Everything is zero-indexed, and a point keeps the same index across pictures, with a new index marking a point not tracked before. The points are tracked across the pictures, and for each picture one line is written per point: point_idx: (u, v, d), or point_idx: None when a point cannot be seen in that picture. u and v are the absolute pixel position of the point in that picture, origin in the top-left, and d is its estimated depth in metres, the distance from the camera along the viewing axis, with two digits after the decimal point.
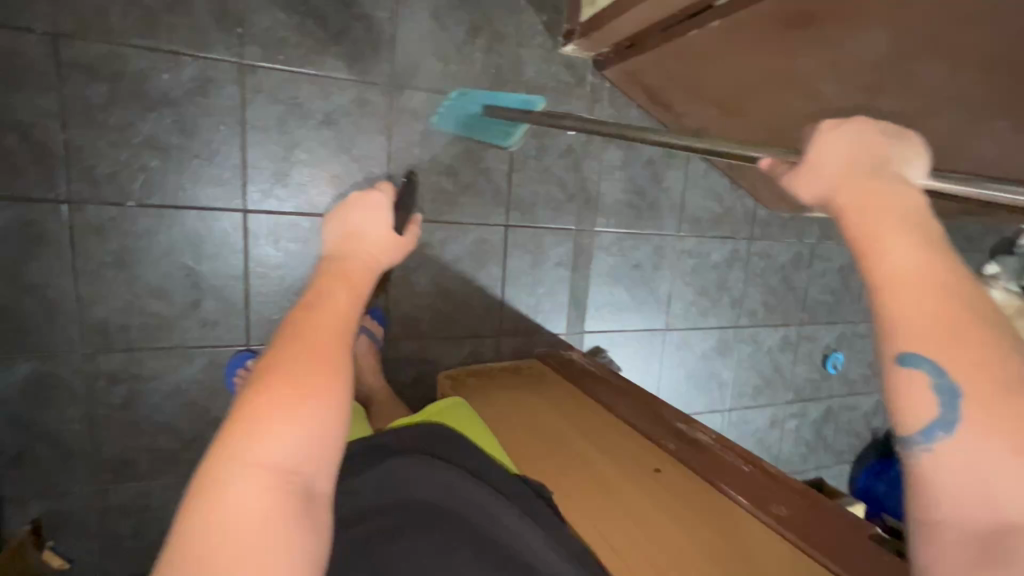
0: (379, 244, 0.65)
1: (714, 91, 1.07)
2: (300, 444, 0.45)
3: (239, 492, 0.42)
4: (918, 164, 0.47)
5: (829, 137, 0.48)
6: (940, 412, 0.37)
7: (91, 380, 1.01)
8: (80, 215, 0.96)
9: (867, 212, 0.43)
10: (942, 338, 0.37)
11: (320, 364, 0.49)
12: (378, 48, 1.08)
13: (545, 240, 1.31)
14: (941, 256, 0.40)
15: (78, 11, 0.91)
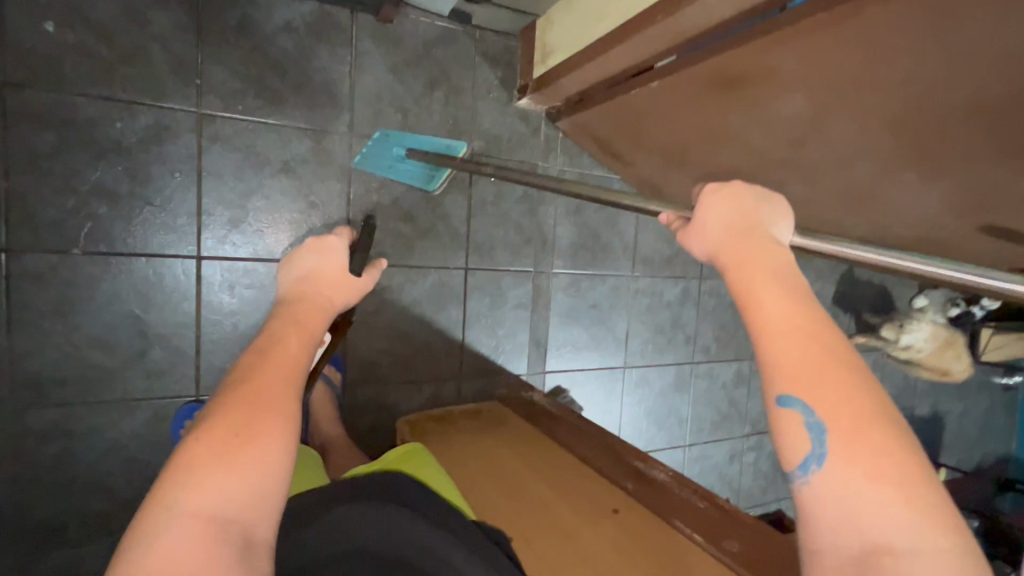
0: (336, 287, 0.67)
1: (655, 144, 1.15)
2: (240, 492, 0.44)
3: (171, 544, 0.40)
4: (784, 226, 0.54)
5: (711, 202, 0.55)
6: (811, 447, 0.41)
7: (20, 439, 0.95)
8: (19, 264, 0.92)
9: (746, 269, 0.49)
10: (809, 380, 0.43)
11: (265, 410, 0.48)
12: (337, 99, 1.11)
13: (504, 282, 1.33)
14: (804, 307, 0.46)
15: (28, 60, 0.90)
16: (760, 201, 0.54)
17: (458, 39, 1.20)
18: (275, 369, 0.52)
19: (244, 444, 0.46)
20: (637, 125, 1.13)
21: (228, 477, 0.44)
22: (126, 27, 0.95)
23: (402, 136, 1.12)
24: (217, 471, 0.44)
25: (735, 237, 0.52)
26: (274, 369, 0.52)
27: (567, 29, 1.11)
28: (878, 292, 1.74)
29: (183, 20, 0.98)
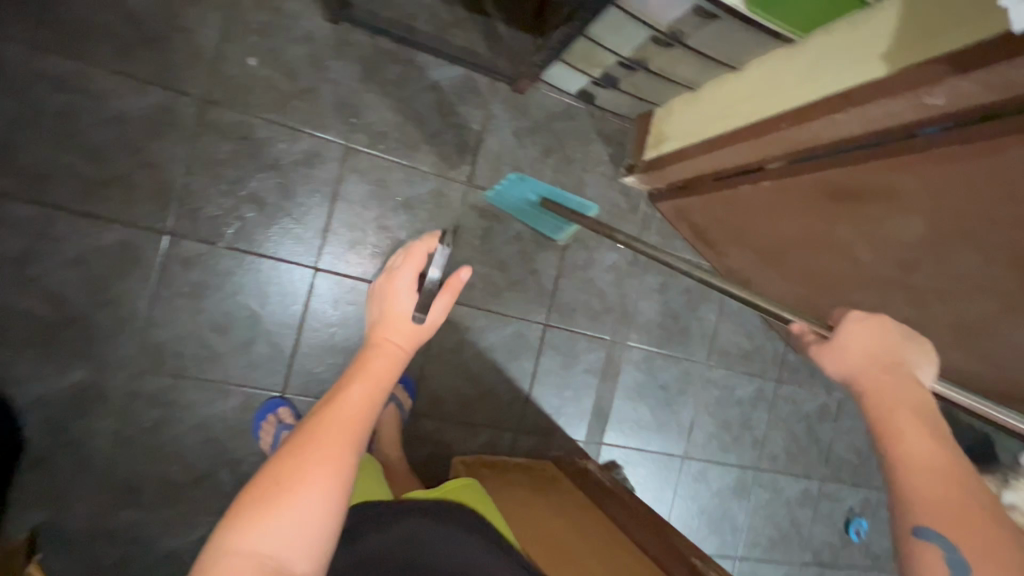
0: (407, 336, 0.76)
1: (753, 242, 1.16)
2: (278, 533, 0.57)
3: (225, 569, 0.55)
4: (929, 369, 0.59)
5: (856, 327, 0.59)
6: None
7: (130, 399, 1.05)
8: (175, 247, 1.06)
9: (886, 404, 0.54)
10: (956, 525, 0.46)
11: (321, 452, 0.62)
12: (463, 152, 1.23)
13: (578, 344, 1.35)
14: (943, 449, 0.51)
15: (228, 84, 1.08)
16: (907, 338, 0.59)
17: (578, 116, 1.31)
18: (331, 422, 0.65)
19: (286, 492, 0.58)
20: (739, 223, 1.16)
21: (269, 522, 0.57)
22: (308, 69, 1.12)
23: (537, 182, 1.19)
24: (260, 516, 0.57)
25: (879, 364, 0.57)
26: (329, 421, 0.65)
27: (684, 122, 1.17)
28: (976, 436, 1.59)
29: (354, 69, 1.15)
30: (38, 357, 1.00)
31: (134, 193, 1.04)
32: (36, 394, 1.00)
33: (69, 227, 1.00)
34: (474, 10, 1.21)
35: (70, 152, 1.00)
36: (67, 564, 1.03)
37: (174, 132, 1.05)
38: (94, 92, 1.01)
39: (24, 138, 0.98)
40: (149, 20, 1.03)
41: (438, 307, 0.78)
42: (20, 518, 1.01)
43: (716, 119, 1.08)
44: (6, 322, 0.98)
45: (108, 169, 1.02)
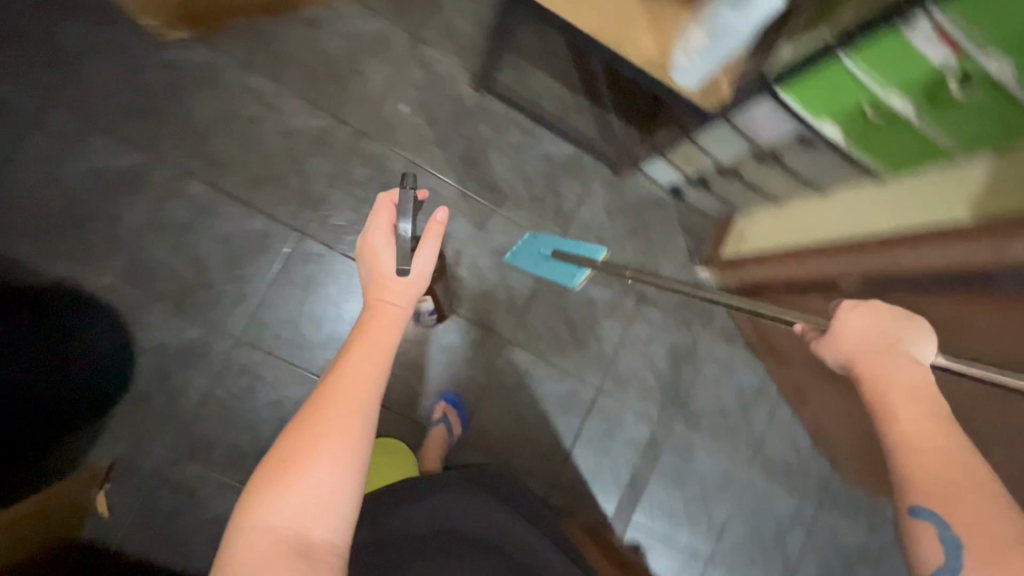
0: (398, 288, 0.75)
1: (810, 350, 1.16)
2: (290, 510, 0.57)
3: (248, 546, 0.56)
4: (927, 345, 0.57)
5: (848, 315, 0.61)
6: (946, 560, 0.46)
7: (226, 365, 1.17)
8: (302, 244, 1.21)
9: (880, 381, 0.54)
10: (940, 497, 0.47)
11: (323, 427, 0.60)
12: (559, 216, 1.37)
13: (626, 416, 1.39)
14: (945, 428, 0.50)
15: (381, 121, 1.27)
16: (898, 320, 0.58)
17: (666, 207, 1.44)
18: (331, 397, 0.62)
19: (291, 473, 0.58)
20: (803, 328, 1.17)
21: (279, 500, 0.57)
22: (447, 123, 1.31)
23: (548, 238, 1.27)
24: (271, 494, 0.57)
25: (873, 354, 0.57)
26: (328, 395, 0.62)
27: (767, 232, 1.26)
28: None
29: (484, 130, 1.34)
30: (167, 310, 1.15)
31: (283, 193, 1.21)
32: (155, 341, 1.14)
33: (227, 209, 1.19)
34: (595, 100, 1.38)
35: (245, 150, 1.20)
36: (129, 501, 1.12)
37: (328, 151, 1.24)
38: (279, 108, 1.22)
39: (216, 133, 1.19)
40: (336, 62, 1.25)
41: (424, 256, 0.77)
42: (106, 447, 1.11)
43: (801, 232, 1.16)
44: (153, 275, 1.15)
45: (270, 170, 1.21)
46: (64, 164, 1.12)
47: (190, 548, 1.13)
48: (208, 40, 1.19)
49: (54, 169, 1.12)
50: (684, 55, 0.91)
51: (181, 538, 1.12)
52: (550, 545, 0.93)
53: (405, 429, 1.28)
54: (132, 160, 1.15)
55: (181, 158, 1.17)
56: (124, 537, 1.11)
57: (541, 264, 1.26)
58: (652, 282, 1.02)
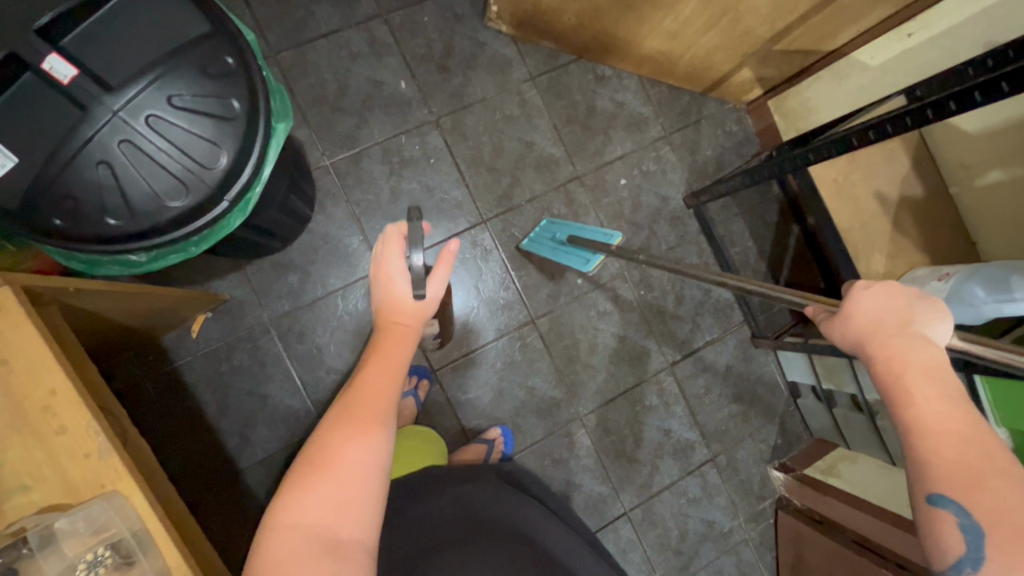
0: (413, 309, 0.75)
1: None
2: (320, 506, 0.55)
3: (276, 546, 0.54)
4: (941, 325, 0.53)
5: (863, 295, 0.56)
6: (967, 549, 0.46)
7: (360, 283, 1.25)
8: (480, 231, 1.32)
9: (895, 365, 0.52)
10: (961, 486, 0.46)
11: (352, 425, 0.60)
12: (685, 344, 1.41)
13: (633, 552, 1.35)
14: (963, 413, 0.50)
15: (600, 179, 1.39)
16: (914, 298, 0.55)
17: (777, 397, 1.45)
18: (353, 400, 0.63)
19: (319, 476, 0.57)
20: None
21: (308, 498, 0.55)
22: (646, 213, 1.41)
23: (565, 224, 1.28)
24: (303, 491, 0.56)
25: (884, 335, 0.54)
26: (351, 399, 0.64)
27: (865, 478, 1.23)
28: None
29: (671, 237, 1.42)
30: (348, 211, 1.26)
31: (493, 185, 1.33)
32: (323, 229, 1.24)
33: (444, 169, 1.31)
34: (772, 273, 1.46)
35: (488, 136, 1.34)
36: (215, 338, 1.18)
37: (546, 175, 1.36)
38: (532, 122, 1.36)
39: (476, 110, 1.33)
40: (597, 116, 1.39)
41: (437, 279, 0.76)
42: (231, 283, 1.20)
43: (887, 499, 1.13)
44: (359, 180, 1.27)
45: (495, 161, 1.34)
46: (359, 63, 1.29)
47: (231, 408, 1.17)
48: (518, 43, 1.36)
49: (349, 62, 1.28)
50: None
51: (229, 395, 1.18)
52: (563, 530, 0.86)
53: (451, 432, 1.30)
54: (406, 90, 1.30)
55: (440, 111, 1.32)
56: (190, 362, 1.17)
57: (555, 250, 1.24)
58: (658, 264, 0.96)
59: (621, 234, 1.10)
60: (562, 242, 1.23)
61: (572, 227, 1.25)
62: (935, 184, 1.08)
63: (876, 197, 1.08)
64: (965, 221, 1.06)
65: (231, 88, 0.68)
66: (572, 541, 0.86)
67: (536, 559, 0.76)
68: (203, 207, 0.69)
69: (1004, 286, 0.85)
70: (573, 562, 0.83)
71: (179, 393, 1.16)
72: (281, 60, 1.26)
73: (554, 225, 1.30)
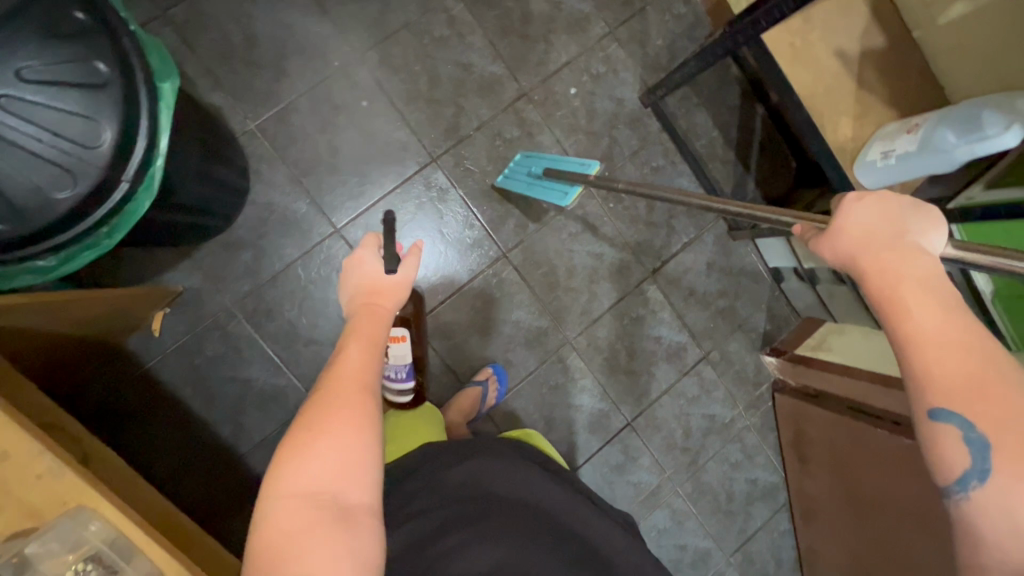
0: (389, 292, 0.74)
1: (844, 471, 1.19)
2: (321, 474, 0.57)
3: (282, 515, 0.55)
4: (934, 234, 0.52)
5: (853, 207, 0.54)
6: (973, 463, 0.45)
7: (318, 248, 1.19)
8: (432, 171, 1.24)
9: (888, 277, 0.50)
10: (966, 399, 0.45)
11: (340, 405, 0.61)
12: (665, 249, 1.38)
13: (642, 458, 1.40)
14: (959, 322, 0.47)
15: (549, 92, 1.29)
16: (909, 208, 0.53)
17: (761, 284, 1.45)
18: (337, 377, 0.64)
19: (318, 445, 0.58)
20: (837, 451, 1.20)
21: (311, 462, 0.57)
22: (603, 120, 1.33)
23: (540, 157, 1.22)
24: (301, 460, 0.57)
25: (880, 246, 0.52)
26: (333, 377, 0.64)
27: (853, 346, 1.25)
28: None
29: (634, 142, 1.35)
30: (288, 175, 1.17)
31: (436, 119, 1.24)
32: (266, 198, 1.16)
33: (380, 110, 1.21)
34: (742, 160, 1.40)
35: (421, 65, 1.23)
36: (180, 332, 1.13)
37: (491, 98, 1.26)
38: (465, 40, 1.25)
39: (402, 38, 1.22)
40: (533, 22, 1.28)
41: (409, 263, 0.75)
42: (182, 273, 1.13)
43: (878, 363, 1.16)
44: (292, 139, 1.17)
45: (433, 92, 1.24)
46: (261, 6, 1.15)
47: (216, 398, 1.14)
48: None
49: (251, 6, 1.15)
50: (881, 154, 0.93)
51: (211, 385, 1.14)
52: (574, 495, 0.79)
53: (446, 380, 1.28)
54: (320, 29, 1.18)
55: (362, 46, 1.20)
56: (163, 361, 1.13)
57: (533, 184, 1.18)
58: (641, 191, 0.91)
59: (598, 162, 1.07)
60: (537, 174, 1.17)
61: (550, 158, 1.19)
62: (898, 32, 1.01)
63: (837, 56, 1.01)
64: (930, 64, 1.00)
65: (91, 48, 0.62)
66: (586, 508, 0.78)
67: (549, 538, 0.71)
68: (102, 192, 0.63)
69: (979, 129, 0.82)
70: (589, 532, 0.76)
71: (158, 393, 1.12)
72: (172, 17, 1.12)
73: (531, 158, 1.23)
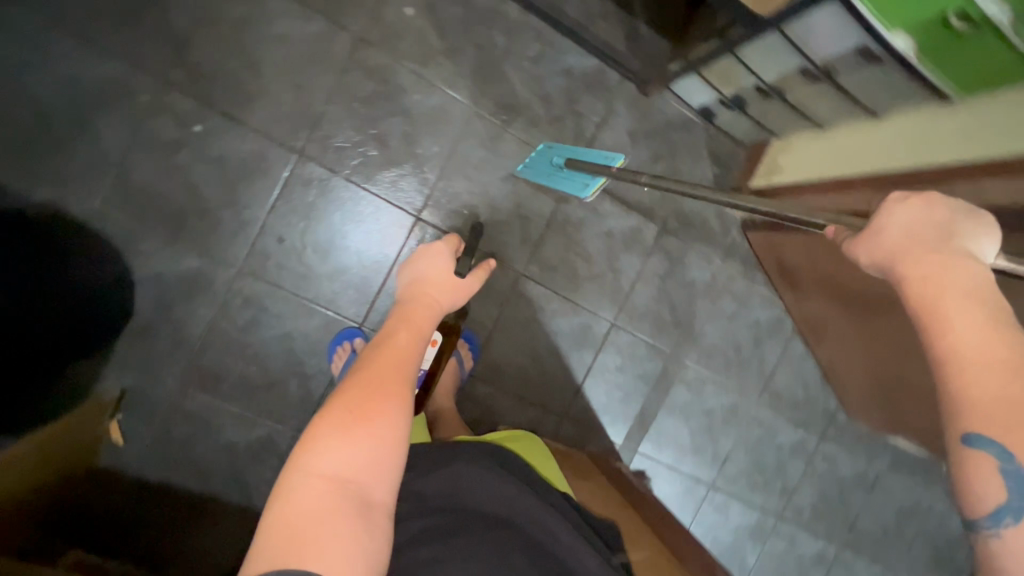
0: (445, 290, 0.81)
1: (835, 286, 1.15)
2: (353, 460, 0.58)
3: (306, 493, 0.56)
4: (985, 243, 0.50)
5: (897, 210, 0.52)
6: (1009, 499, 0.42)
7: (231, 295, 1.12)
8: (302, 167, 1.12)
9: (930, 285, 0.47)
10: (1007, 424, 0.41)
11: (381, 394, 0.63)
12: (579, 139, 1.27)
13: (639, 350, 1.38)
14: (1007, 337, 0.44)
15: (383, 29, 1.13)
16: (961, 213, 0.50)
17: (693, 131, 1.33)
18: (383, 363, 0.67)
19: (357, 433, 0.59)
20: (821, 267, 1.16)
21: (346, 448, 0.59)
22: (455, 30, 1.17)
23: (562, 147, 1.17)
24: (335, 443, 0.58)
25: (926, 250, 0.49)
26: (377, 362, 0.67)
27: (803, 158, 1.18)
28: None
29: (499, 40, 1.19)
30: (161, 238, 1.08)
31: (280, 111, 1.10)
32: (152, 270, 1.08)
33: (216, 128, 1.08)
34: (622, 7, 1.24)
35: (234, 60, 1.08)
36: (142, 430, 1.11)
37: (325, 61, 1.11)
38: (267, 9, 1.08)
39: (200, 39, 1.06)
40: None
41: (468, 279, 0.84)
42: (114, 376, 1.09)
43: (846, 163, 1.07)
44: (143, 199, 1.07)
45: (261, 84, 1.09)
46: (33, 73, 1.01)
47: (211, 473, 1.15)
48: None
49: (22, 79, 1.01)
50: None
51: (201, 464, 1.14)
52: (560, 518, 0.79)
53: None
54: (107, 69, 1.03)
55: (163, 67, 1.05)
56: (142, 461, 1.12)
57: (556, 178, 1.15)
58: (666, 185, 0.88)
59: (621, 155, 0.98)
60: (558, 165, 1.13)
61: (569, 148, 1.13)
62: None
63: None
64: None
65: None
66: (564, 529, 0.77)
67: (524, 559, 0.72)
68: None
69: None
70: (565, 554, 0.76)
71: (152, 490, 1.13)
72: None
73: (551, 150, 1.19)
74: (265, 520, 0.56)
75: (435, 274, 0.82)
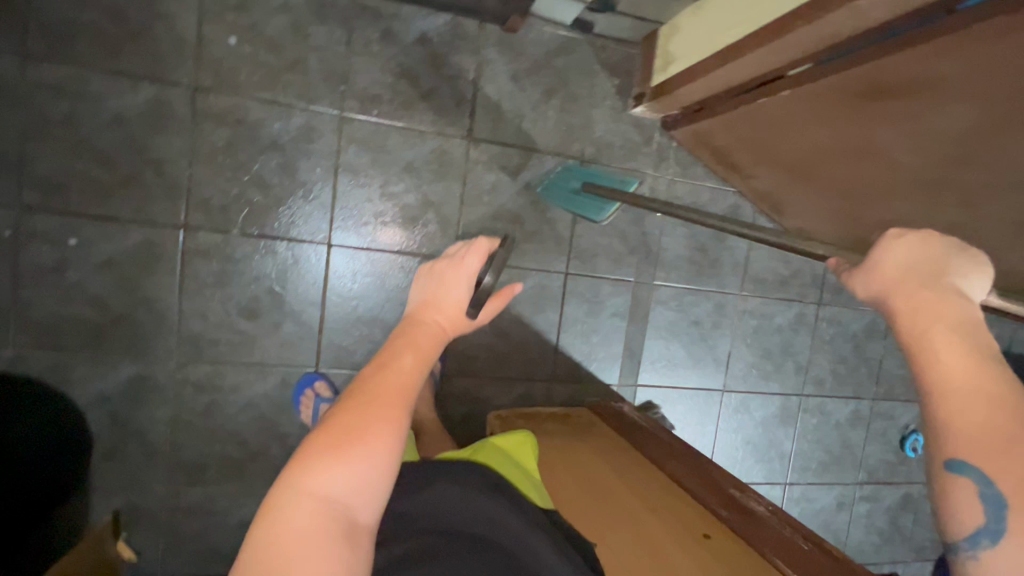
0: (451, 320, 0.66)
1: (784, 154, 1.09)
2: (348, 481, 0.54)
3: (296, 512, 0.52)
4: (977, 286, 0.48)
5: (897, 242, 0.50)
6: (986, 522, 0.40)
7: (180, 387, 1.10)
8: (193, 240, 1.08)
9: (917, 316, 0.46)
10: (989, 455, 0.40)
11: (376, 415, 0.57)
12: (460, 104, 1.18)
13: (603, 289, 1.33)
14: (987, 367, 0.42)
15: (215, 69, 1.06)
16: (956, 251, 0.48)
17: (576, 49, 1.23)
18: (383, 385, 0.59)
19: (349, 457, 0.54)
20: (763, 137, 1.10)
21: (340, 469, 0.54)
22: (288, 41, 1.08)
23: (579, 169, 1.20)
24: (329, 465, 0.53)
25: (915, 283, 0.47)
26: (377, 384, 0.59)
27: (692, 38, 1.10)
28: None
29: (337, 33, 1.10)
30: (89, 359, 1.06)
31: (148, 193, 1.05)
32: (94, 393, 1.07)
33: (92, 234, 1.04)
34: None
35: (80, 159, 1.02)
36: (152, 539, 1.13)
37: (171, 125, 1.05)
38: (89, 95, 1.01)
39: (37, 151, 1.00)
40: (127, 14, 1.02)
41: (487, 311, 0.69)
42: (103, 501, 1.10)
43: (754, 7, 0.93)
44: (54, 329, 1.04)
45: (117, 172, 1.04)
46: None
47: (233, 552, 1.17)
48: None
49: None
50: None
51: (221, 548, 1.16)
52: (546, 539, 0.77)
53: None
54: None
55: (14, 195, 1.00)
56: (165, 564, 1.14)
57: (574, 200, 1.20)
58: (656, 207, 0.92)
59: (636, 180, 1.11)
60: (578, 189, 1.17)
61: (587, 171, 1.17)
62: None
63: None
64: None
65: None
66: (544, 544, 0.75)
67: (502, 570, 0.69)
68: None
69: None
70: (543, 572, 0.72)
71: None
72: None
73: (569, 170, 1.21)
74: (251, 529, 0.53)
75: (448, 302, 0.66)
